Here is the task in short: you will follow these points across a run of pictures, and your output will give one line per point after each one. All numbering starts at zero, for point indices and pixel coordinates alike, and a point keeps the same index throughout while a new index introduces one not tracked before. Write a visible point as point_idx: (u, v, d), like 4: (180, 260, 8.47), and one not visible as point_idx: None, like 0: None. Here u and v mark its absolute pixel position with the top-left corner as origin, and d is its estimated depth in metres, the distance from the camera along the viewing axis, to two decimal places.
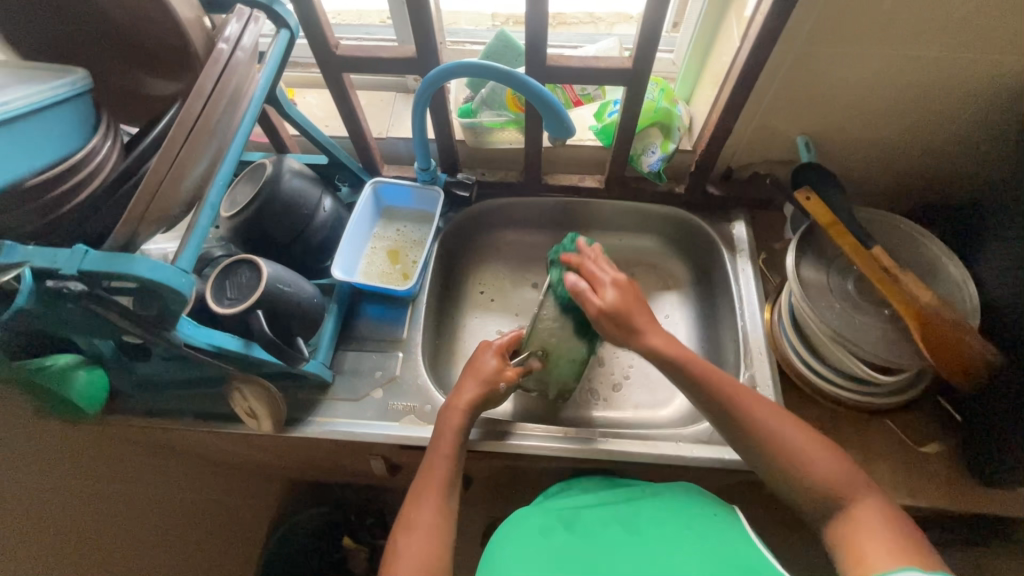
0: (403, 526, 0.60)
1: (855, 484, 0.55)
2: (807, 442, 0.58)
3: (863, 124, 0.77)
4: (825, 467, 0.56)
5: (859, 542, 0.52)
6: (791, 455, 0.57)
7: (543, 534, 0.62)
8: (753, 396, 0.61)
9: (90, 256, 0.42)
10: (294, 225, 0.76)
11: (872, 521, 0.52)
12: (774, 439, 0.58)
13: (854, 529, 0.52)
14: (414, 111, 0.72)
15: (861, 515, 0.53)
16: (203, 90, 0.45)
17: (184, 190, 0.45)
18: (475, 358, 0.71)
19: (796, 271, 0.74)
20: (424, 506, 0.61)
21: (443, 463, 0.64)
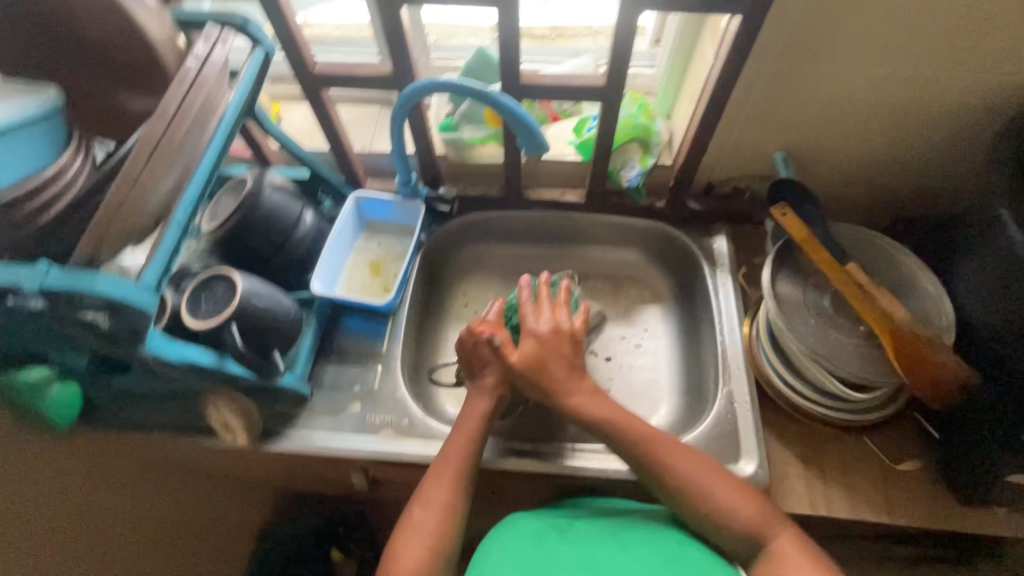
0: (413, 511, 0.60)
1: (772, 525, 0.58)
2: (727, 489, 0.60)
3: (839, 140, 0.78)
4: (744, 518, 0.58)
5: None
6: (719, 512, 0.58)
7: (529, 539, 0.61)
8: (681, 450, 0.63)
9: (52, 274, 0.42)
10: (273, 238, 0.76)
11: (791, 555, 0.55)
12: (705, 504, 0.59)
13: (780, 572, 0.55)
14: (391, 127, 0.73)
15: (784, 555, 0.55)
16: (167, 111, 0.47)
17: (149, 209, 0.46)
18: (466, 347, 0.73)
19: (772, 287, 0.74)
20: (439, 487, 0.62)
21: (457, 458, 0.64)
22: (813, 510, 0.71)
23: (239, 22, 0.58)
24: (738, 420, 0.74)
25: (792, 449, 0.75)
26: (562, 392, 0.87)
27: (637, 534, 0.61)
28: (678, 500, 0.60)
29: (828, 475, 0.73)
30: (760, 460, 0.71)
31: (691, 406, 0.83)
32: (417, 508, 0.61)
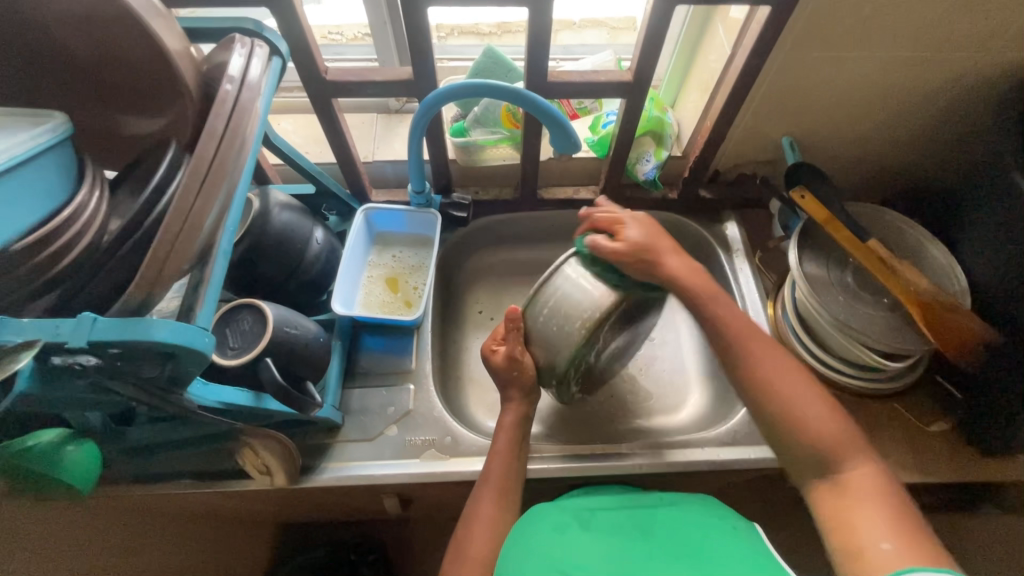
0: (475, 515, 0.64)
1: (848, 449, 0.54)
2: (825, 408, 0.57)
3: (843, 122, 0.81)
4: (832, 432, 0.55)
5: (843, 511, 0.51)
6: (820, 438, 0.55)
7: (559, 534, 0.59)
8: (774, 351, 0.61)
9: (100, 323, 0.37)
10: (288, 259, 0.71)
11: (863, 490, 0.51)
12: (788, 410, 0.57)
13: (847, 503, 0.51)
14: (411, 135, 0.70)
15: (855, 484, 0.52)
16: (214, 132, 0.41)
17: (202, 240, 0.40)
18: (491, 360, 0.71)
19: (800, 267, 0.76)
20: (481, 508, 0.64)
21: (503, 458, 0.67)
22: None
23: (254, 31, 0.54)
24: None
25: None
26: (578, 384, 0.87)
27: (672, 525, 0.60)
28: (771, 398, 0.58)
29: (865, 445, 0.76)
30: None
31: (723, 392, 0.84)
32: (475, 508, 0.65)
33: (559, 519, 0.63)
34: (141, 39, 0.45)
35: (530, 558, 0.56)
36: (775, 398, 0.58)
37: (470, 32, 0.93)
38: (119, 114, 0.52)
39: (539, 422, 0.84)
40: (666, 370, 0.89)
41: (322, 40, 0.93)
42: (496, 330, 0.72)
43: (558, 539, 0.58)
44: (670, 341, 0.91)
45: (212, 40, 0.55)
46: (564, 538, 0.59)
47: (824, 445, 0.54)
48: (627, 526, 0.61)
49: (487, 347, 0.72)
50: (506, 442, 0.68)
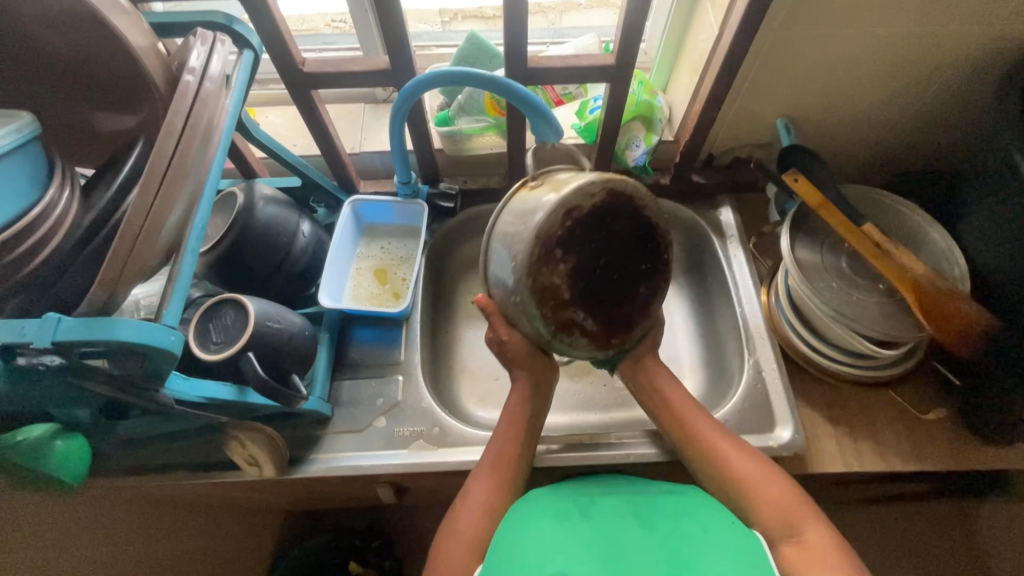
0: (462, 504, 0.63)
1: (805, 511, 0.57)
2: (774, 476, 0.60)
3: (839, 102, 0.78)
4: (783, 499, 0.58)
5: (805, 565, 0.53)
6: (776, 506, 0.58)
7: (552, 523, 0.58)
8: (714, 425, 0.66)
9: (65, 323, 0.37)
10: (274, 253, 0.72)
11: (823, 548, 0.54)
12: (749, 481, 0.60)
13: (810, 562, 0.53)
14: (392, 125, 0.69)
15: (816, 545, 0.54)
16: (172, 129, 0.41)
17: (164, 238, 0.41)
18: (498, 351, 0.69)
19: (792, 254, 0.74)
20: (482, 488, 0.63)
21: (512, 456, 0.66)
22: (848, 468, 0.73)
23: (223, 23, 0.53)
24: (768, 389, 0.75)
25: (818, 410, 0.77)
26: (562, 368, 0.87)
27: (658, 515, 0.60)
28: (723, 469, 0.62)
29: (859, 432, 0.75)
30: (794, 426, 0.72)
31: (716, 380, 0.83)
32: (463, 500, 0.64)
33: (554, 506, 0.62)
34: (102, 34, 0.45)
35: (517, 544, 0.56)
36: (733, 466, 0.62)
37: (476, 15, 0.91)
38: (92, 110, 0.52)
39: None
40: (659, 357, 0.88)
41: (322, 29, 0.92)
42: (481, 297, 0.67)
43: (551, 527, 0.58)
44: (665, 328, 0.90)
45: (182, 34, 0.55)
46: (556, 526, 0.58)
47: (786, 508, 0.57)
48: (620, 514, 0.61)
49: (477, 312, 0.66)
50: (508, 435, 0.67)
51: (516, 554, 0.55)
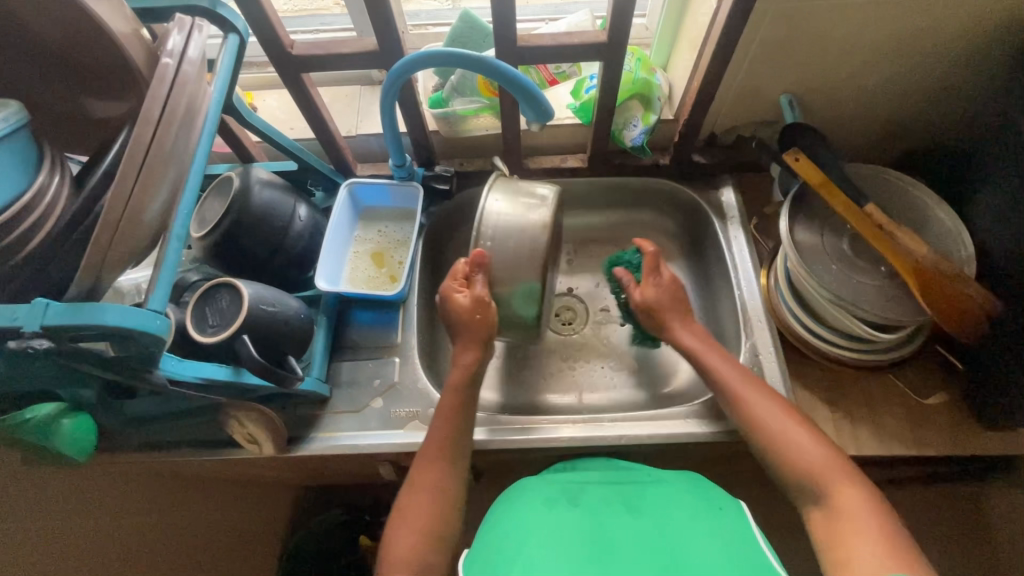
0: (410, 487, 0.64)
1: (842, 476, 0.56)
2: (811, 439, 0.60)
3: (845, 77, 0.75)
4: (819, 461, 0.58)
5: (838, 531, 0.53)
6: (810, 470, 0.57)
7: (542, 509, 0.60)
8: (766, 398, 0.64)
9: (52, 308, 0.39)
10: (270, 237, 0.72)
11: (856, 512, 0.53)
12: (791, 446, 0.60)
13: (845, 525, 0.53)
14: (383, 107, 0.69)
15: (846, 506, 0.54)
16: (150, 117, 0.41)
17: (146, 225, 0.42)
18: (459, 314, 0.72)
19: (791, 235, 0.72)
20: (426, 474, 0.64)
21: (445, 425, 0.67)
22: (843, 451, 0.72)
23: (206, 6, 0.53)
24: (765, 372, 0.74)
25: (816, 393, 0.76)
26: (558, 350, 0.88)
27: (649, 502, 0.61)
28: (770, 436, 0.62)
29: (857, 417, 0.74)
30: None
31: None
32: (410, 486, 0.64)
33: (544, 493, 0.64)
34: (86, 22, 0.46)
35: (509, 533, 0.57)
36: (764, 427, 0.62)
37: None
38: (83, 97, 0.53)
39: (527, 394, 0.85)
40: None
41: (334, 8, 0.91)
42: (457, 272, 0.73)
43: (540, 511, 0.59)
44: None
45: (167, 18, 0.55)
46: (543, 511, 0.59)
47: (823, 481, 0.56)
48: (609, 502, 0.62)
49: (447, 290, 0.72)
50: (449, 406, 0.69)
51: (508, 541, 0.56)
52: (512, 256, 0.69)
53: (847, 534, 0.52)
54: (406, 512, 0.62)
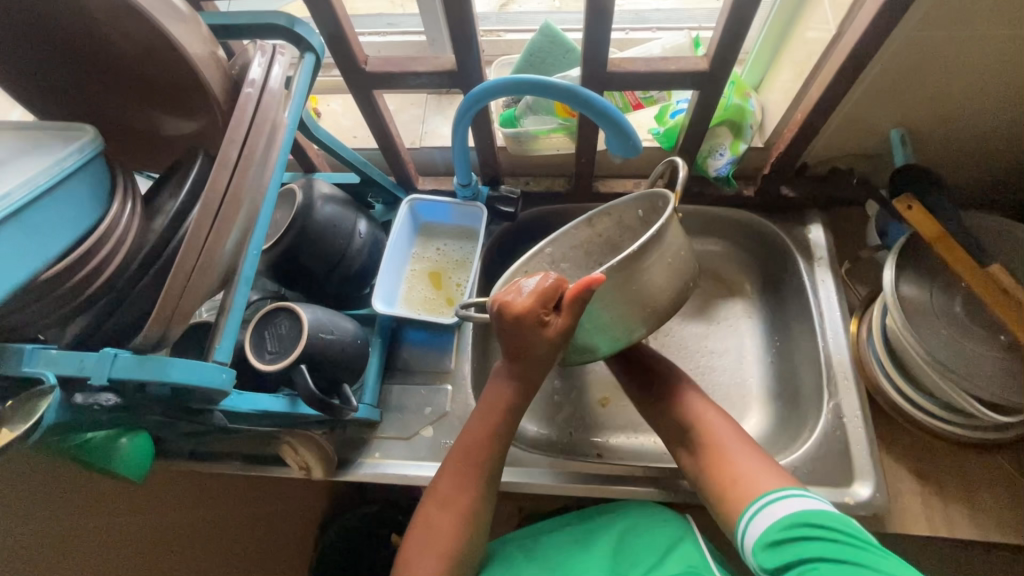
0: (432, 502, 0.59)
1: (730, 426, 0.61)
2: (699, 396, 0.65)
3: (973, 114, 0.66)
4: (705, 412, 0.63)
5: (716, 462, 0.58)
6: (700, 419, 0.62)
7: (513, 565, 0.62)
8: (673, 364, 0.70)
9: (121, 360, 0.37)
10: (330, 256, 0.70)
11: (724, 445, 0.59)
12: (674, 394, 0.66)
13: (718, 460, 0.58)
14: (455, 129, 0.64)
15: (720, 445, 0.59)
16: (227, 159, 0.38)
17: (217, 270, 0.39)
18: (514, 335, 0.56)
19: (894, 289, 0.65)
20: (459, 490, 0.59)
21: (479, 444, 0.61)
22: (933, 533, 0.65)
23: (284, 25, 0.50)
24: (849, 438, 0.67)
25: (903, 463, 0.69)
26: (615, 386, 0.82)
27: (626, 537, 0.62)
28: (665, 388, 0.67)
29: (951, 494, 0.67)
30: (876, 483, 0.64)
31: (788, 416, 0.75)
32: (434, 502, 0.60)
33: (502, 554, 0.65)
34: (164, 47, 0.43)
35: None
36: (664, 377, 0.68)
37: None
38: (157, 116, 0.51)
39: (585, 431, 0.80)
40: (724, 385, 0.81)
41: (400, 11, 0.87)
42: (546, 292, 0.54)
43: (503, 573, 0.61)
44: (733, 352, 0.82)
45: (244, 35, 0.52)
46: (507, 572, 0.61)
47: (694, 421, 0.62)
48: (561, 545, 0.64)
49: (529, 315, 0.54)
50: (479, 430, 0.62)
51: None
52: (640, 268, 0.58)
53: (722, 463, 0.57)
54: (426, 533, 0.58)
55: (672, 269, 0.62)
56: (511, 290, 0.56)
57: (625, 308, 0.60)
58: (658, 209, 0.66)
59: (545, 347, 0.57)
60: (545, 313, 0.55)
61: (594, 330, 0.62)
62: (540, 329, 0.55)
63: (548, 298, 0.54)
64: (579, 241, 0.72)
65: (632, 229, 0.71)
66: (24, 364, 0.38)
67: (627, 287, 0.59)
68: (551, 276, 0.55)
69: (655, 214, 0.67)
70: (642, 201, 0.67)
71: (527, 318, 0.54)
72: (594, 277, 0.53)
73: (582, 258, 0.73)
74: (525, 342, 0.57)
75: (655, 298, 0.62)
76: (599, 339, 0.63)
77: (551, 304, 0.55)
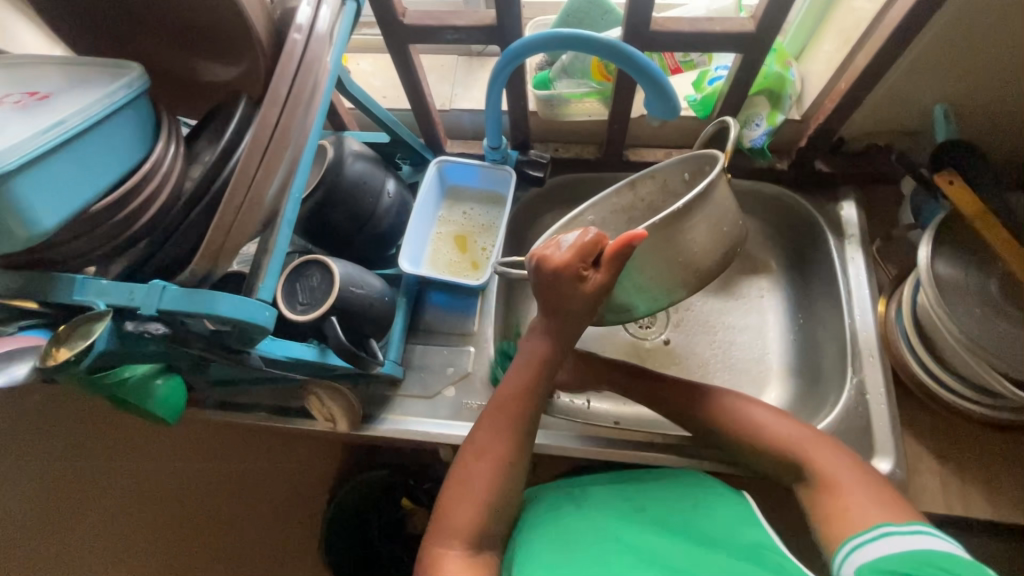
0: (471, 453, 0.56)
1: (829, 451, 0.56)
2: (769, 412, 0.60)
3: (1023, 89, 0.64)
4: (796, 435, 0.57)
5: (833, 502, 0.52)
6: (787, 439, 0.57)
7: (549, 517, 0.59)
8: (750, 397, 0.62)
9: (169, 292, 0.39)
10: (359, 213, 0.70)
11: (845, 482, 0.53)
12: (751, 417, 0.60)
13: (835, 495, 0.52)
14: (491, 87, 0.64)
15: (837, 481, 0.53)
16: (277, 97, 0.38)
17: (263, 210, 0.39)
18: (550, 289, 0.55)
19: (930, 267, 0.64)
20: (498, 440, 0.57)
21: (522, 394, 0.58)
22: (950, 511, 0.65)
23: None
24: (872, 415, 0.67)
25: (923, 442, 0.69)
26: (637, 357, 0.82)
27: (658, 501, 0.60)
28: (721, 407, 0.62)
29: (969, 474, 0.67)
30: (897, 458, 0.64)
31: (809, 392, 0.75)
32: (471, 452, 0.57)
33: (541, 504, 0.62)
34: None
35: (545, 539, 0.55)
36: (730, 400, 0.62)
37: None
38: (198, 60, 0.51)
39: (601, 399, 0.81)
40: (746, 359, 0.80)
41: None
42: (586, 246, 0.53)
43: (545, 521, 0.58)
44: (754, 327, 0.82)
45: None
46: (542, 528, 0.57)
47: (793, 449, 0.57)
48: (607, 501, 0.60)
49: (568, 270, 0.53)
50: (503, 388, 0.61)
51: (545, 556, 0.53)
52: (687, 225, 0.58)
53: (844, 500, 0.51)
54: (462, 483, 0.55)
55: (720, 227, 0.61)
56: (550, 245, 0.56)
57: (668, 266, 0.60)
58: (706, 174, 0.65)
59: (584, 306, 0.56)
60: (583, 270, 0.54)
61: (632, 290, 0.62)
62: (578, 286, 0.54)
63: (587, 253, 0.53)
64: (622, 204, 0.71)
65: (677, 193, 0.70)
66: (76, 293, 0.40)
67: (667, 245, 0.58)
68: (591, 231, 0.54)
69: (702, 177, 0.66)
70: (689, 163, 0.66)
71: (566, 272, 0.53)
72: (637, 233, 0.50)
73: (624, 225, 0.73)
74: (559, 299, 0.56)
75: (697, 260, 0.61)
76: (637, 300, 0.63)
77: (590, 260, 0.54)
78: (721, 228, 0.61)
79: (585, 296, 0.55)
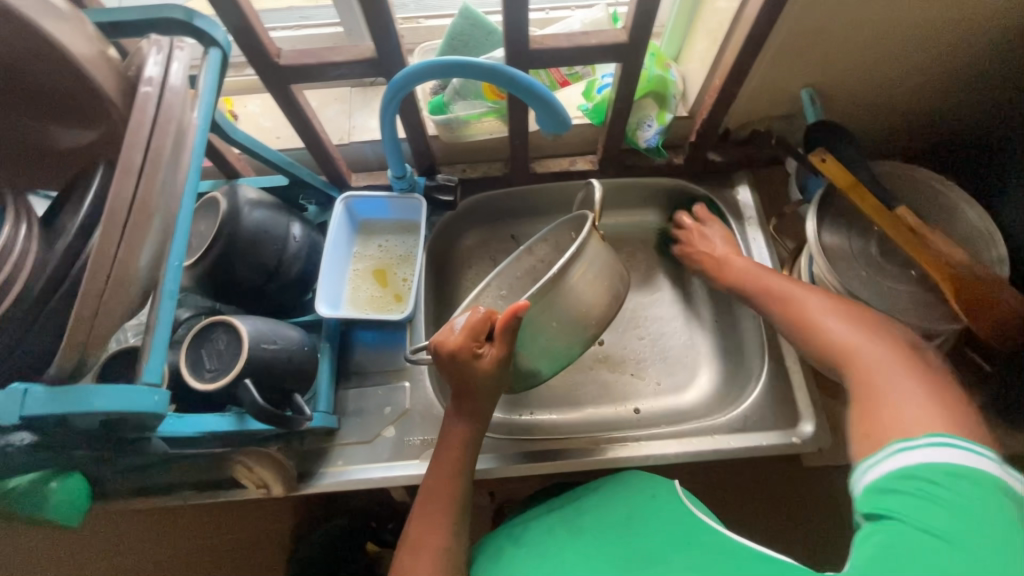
0: (405, 547, 0.55)
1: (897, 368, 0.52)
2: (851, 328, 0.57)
3: (869, 69, 0.71)
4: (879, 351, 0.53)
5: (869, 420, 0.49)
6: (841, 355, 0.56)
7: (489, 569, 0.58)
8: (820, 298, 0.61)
9: (33, 395, 0.35)
10: (264, 262, 0.66)
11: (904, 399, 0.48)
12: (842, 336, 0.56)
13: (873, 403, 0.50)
14: (384, 118, 0.62)
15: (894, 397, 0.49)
16: (131, 165, 0.35)
17: (135, 284, 0.36)
18: (452, 372, 0.56)
19: (818, 238, 0.69)
20: (435, 529, 0.55)
21: (449, 479, 0.58)
22: None
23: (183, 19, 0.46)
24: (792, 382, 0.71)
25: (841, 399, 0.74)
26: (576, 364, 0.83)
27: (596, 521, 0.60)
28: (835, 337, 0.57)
29: None
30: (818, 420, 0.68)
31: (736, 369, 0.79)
32: (407, 547, 0.55)
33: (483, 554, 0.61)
34: (40, 47, 0.39)
35: None
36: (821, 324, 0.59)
37: None
38: (44, 127, 0.46)
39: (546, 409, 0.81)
40: (677, 346, 0.84)
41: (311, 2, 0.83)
42: (475, 325, 0.55)
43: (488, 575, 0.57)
44: (678, 314, 0.85)
45: (136, 33, 0.48)
46: None
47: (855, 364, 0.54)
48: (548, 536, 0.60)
49: (462, 351, 0.55)
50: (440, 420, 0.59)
51: None
52: (570, 289, 0.59)
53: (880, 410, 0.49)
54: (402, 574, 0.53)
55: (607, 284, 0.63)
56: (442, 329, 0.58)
57: (562, 329, 0.61)
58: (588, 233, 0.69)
59: (488, 384, 0.57)
60: (477, 347, 0.56)
61: (537, 358, 0.61)
62: (477, 364, 0.56)
63: (478, 330, 0.55)
64: (521, 268, 0.72)
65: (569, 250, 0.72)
66: None
67: (558, 305, 0.59)
68: (479, 308, 0.57)
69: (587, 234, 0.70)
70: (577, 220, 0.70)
71: (460, 353, 0.54)
72: (518, 303, 0.54)
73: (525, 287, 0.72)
74: (461, 381, 0.57)
75: (588, 310, 0.62)
76: (542, 364, 0.62)
77: (482, 338, 0.56)
78: (611, 278, 0.63)
79: (485, 373, 0.56)
